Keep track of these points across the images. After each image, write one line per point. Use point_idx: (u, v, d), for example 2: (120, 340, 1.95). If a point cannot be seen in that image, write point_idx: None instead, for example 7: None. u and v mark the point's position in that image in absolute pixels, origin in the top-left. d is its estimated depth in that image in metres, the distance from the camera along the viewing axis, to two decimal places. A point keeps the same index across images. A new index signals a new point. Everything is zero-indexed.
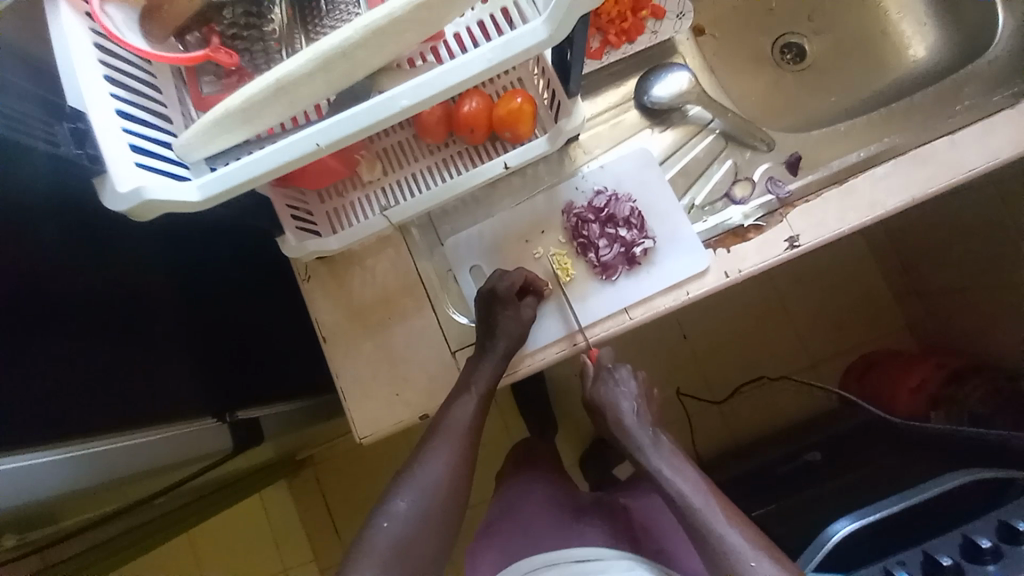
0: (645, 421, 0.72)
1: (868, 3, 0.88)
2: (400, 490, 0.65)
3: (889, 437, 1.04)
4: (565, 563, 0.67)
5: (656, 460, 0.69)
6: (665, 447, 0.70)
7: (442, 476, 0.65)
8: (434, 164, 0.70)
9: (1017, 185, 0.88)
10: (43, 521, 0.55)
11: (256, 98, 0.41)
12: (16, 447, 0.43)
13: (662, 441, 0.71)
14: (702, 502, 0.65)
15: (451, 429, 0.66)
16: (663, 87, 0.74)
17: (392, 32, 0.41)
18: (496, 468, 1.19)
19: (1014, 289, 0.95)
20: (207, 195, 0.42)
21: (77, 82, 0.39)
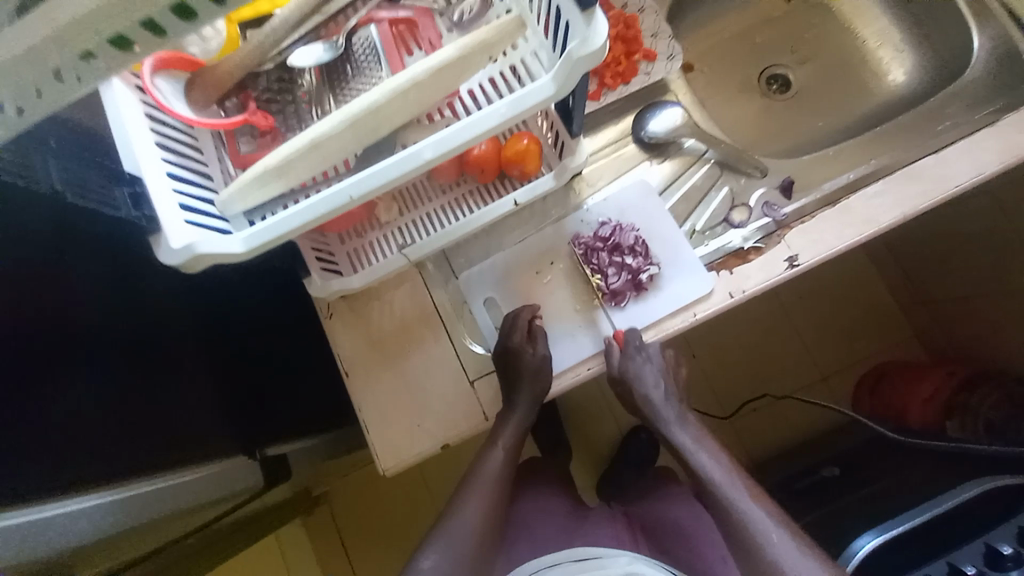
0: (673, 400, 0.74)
1: (845, 33, 0.93)
2: (427, 548, 0.66)
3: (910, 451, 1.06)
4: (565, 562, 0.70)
5: (681, 436, 0.72)
6: (690, 424, 0.74)
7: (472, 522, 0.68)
8: (448, 203, 0.74)
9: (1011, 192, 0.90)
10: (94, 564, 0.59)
11: (292, 156, 0.46)
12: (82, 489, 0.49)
13: (687, 417, 0.74)
14: (727, 482, 0.68)
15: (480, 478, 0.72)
16: (658, 122, 0.79)
17: (414, 91, 0.45)
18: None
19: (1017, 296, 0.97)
20: (250, 246, 0.46)
21: (131, 148, 0.43)
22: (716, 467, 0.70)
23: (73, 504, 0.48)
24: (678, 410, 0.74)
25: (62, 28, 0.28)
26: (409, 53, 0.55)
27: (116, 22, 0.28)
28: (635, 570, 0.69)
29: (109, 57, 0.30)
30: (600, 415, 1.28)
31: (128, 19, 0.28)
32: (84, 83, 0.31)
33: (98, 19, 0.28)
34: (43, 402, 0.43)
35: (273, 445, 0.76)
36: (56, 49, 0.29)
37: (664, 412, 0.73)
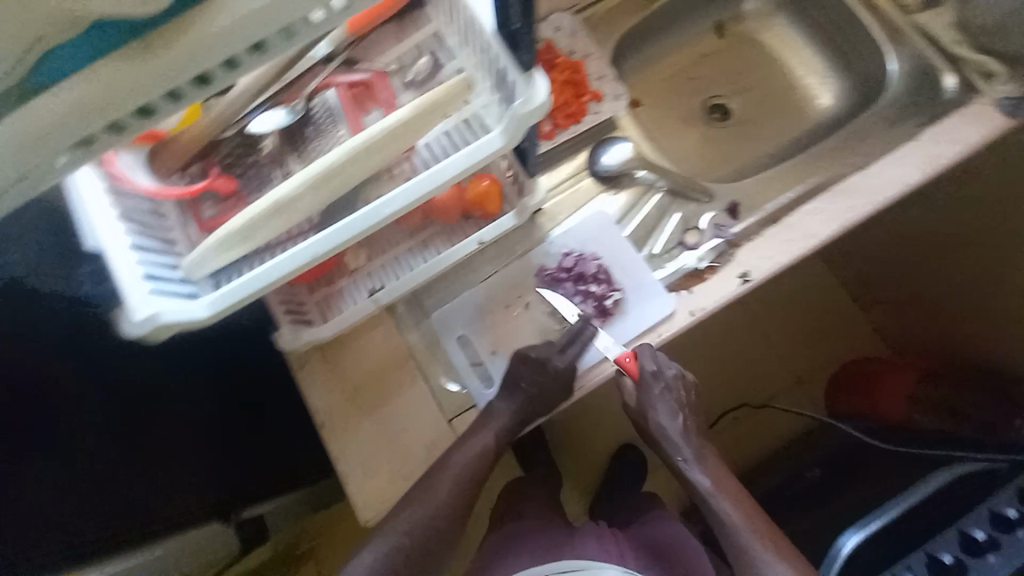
0: (691, 438, 0.80)
1: (775, 61, 1.00)
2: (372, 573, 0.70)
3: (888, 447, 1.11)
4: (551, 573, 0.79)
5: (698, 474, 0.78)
6: (706, 461, 0.79)
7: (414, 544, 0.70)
8: (415, 245, 0.76)
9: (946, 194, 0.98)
10: None
11: (255, 217, 0.47)
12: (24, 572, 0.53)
13: (705, 454, 0.80)
14: (742, 523, 0.73)
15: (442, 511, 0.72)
16: (610, 156, 0.84)
17: (371, 150, 0.48)
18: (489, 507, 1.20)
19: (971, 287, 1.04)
20: (214, 309, 0.46)
21: (95, 224, 0.44)
22: (728, 503, 0.75)
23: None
24: (695, 447, 0.80)
25: (32, 135, 0.29)
26: (368, 112, 0.57)
27: (84, 125, 0.30)
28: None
29: (73, 155, 0.33)
30: (584, 438, 1.29)
31: (96, 122, 0.31)
32: (50, 174, 0.33)
33: (69, 124, 0.30)
34: None
35: (245, 505, 0.77)
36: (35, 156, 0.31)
37: (683, 449, 0.79)
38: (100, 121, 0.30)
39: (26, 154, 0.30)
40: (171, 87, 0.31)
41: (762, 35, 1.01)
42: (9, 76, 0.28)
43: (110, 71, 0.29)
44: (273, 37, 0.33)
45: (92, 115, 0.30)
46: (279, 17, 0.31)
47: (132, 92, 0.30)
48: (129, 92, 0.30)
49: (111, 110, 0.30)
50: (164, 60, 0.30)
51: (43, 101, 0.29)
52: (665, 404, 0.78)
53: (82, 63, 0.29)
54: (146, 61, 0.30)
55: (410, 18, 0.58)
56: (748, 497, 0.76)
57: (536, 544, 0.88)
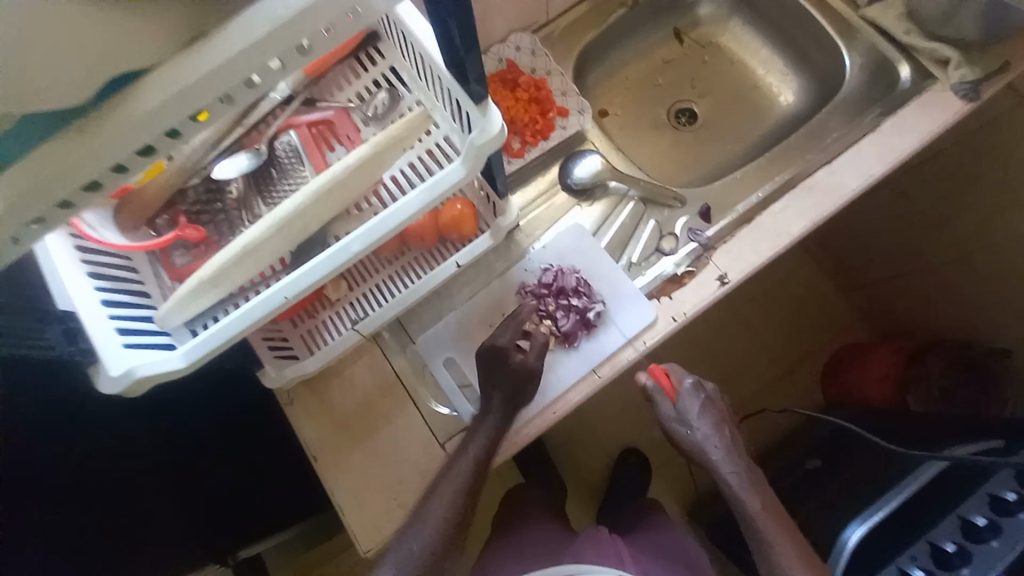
0: (737, 460, 0.75)
1: (735, 62, 1.02)
2: None
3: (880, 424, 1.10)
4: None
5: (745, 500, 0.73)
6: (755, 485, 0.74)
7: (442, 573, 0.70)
8: (394, 272, 0.76)
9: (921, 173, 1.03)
10: None
11: (225, 264, 0.48)
12: None
13: (755, 479, 0.75)
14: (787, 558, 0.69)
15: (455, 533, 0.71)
16: (581, 169, 0.85)
17: (335, 189, 0.49)
18: (492, 513, 1.23)
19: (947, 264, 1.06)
20: (190, 359, 0.46)
21: (62, 287, 0.44)
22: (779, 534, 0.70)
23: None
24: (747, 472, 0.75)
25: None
26: (331, 149, 0.58)
27: (39, 199, 0.33)
28: None
29: (45, 224, 0.35)
30: (584, 448, 1.29)
31: (50, 197, 0.33)
32: (18, 244, 0.35)
33: (25, 201, 0.32)
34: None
35: (244, 546, 0.74)
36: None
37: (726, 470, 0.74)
38: (49, 201, 0.33)
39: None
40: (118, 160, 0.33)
41: (719, 39, 1.03)
42: None
43: (55, 151, 0.32)
44: (213, 104, 0.34)
45: (45, 190, 0.32)
46: (209, 87, 0.32)
47: (76, 168, 0.32)
48: (74, 169, 0.32)
49: (59, 186, 0.32)
50: (104, 136, 0.32)
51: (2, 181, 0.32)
52: (708, 424, 0.75)
53: (31, 143, 0.32)
54: (85, 139, 0.32)
55: (365, 55, 0.60)
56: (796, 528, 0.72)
57: (539, 550, 0.89)
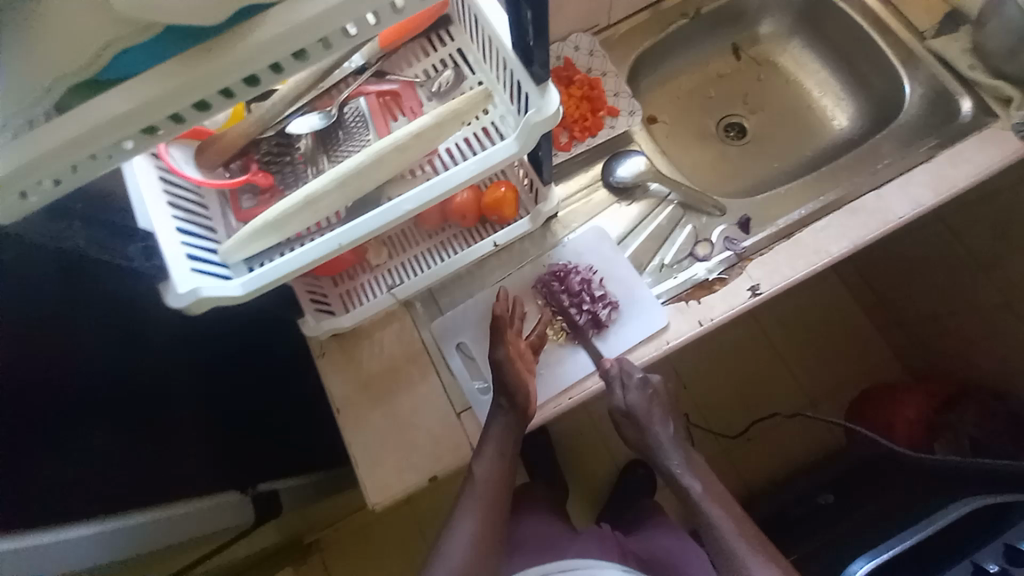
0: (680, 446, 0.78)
1: (791, 82, 1.02)
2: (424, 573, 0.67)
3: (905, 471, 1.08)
4: (555, 573, 0.79)
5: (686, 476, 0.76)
6: (696, 462, 0.78)
7: (463, 533, 0.68)
8: (433, 246, 0.80)
9: (963, 220, 0.99)
10: None
11: (288, 210, 0.52)
12: (81, 516, 0.51)
13: (694, 458, 0.79)
14: (725, 523, 0.72)
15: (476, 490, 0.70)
16: (625, 168, 0.87)
17: (395, 152, 0.52)
18: None
19: (989, 313, 1.02)
20: (247, 289, 0.51)
21: (144, 211, 0.49)
22: (717, 502, 0.74)
23: (65, 534, 0.49)
24: (687, 456, 0.78)
25: (102, 127, 0.33)
26: (394, 119, 0.63)
27: (148, 117, 0.34)
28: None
29: (136, 142, 0.36)
30: (591, 452, 1.30)
31: (141, 124, 0.34)
32: (114, 159, 0.37)
33: (133, 117, 0.34)
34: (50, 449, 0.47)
35: (264, 480, 0.77)
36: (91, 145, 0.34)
37: (672, 455, 0.77)
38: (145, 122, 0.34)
39: (96, 142, 0.34)
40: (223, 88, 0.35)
41: (778, 57, 1.03)
42: (86, 71, 0.32)
43: (168, 72, 0.33)
44: (313, 46, 0.36)
45: (154, 110, 0.34)
46: (317, 28, 0.34)
47: (187, 92, 0.34)
48: (184, 91, 0.34)
49: (168, 108, 0.34)
50: (215, 64, 0.33)
51: (114, 95, 0.33)
52: (653, 415, 0.77)
53: (147, 64, 0.33)
54: (200, 64, 0.33)
55: (435, 37, 0.64)
56: (734, 503, 0.75)
57: (538, 545, 0.89)
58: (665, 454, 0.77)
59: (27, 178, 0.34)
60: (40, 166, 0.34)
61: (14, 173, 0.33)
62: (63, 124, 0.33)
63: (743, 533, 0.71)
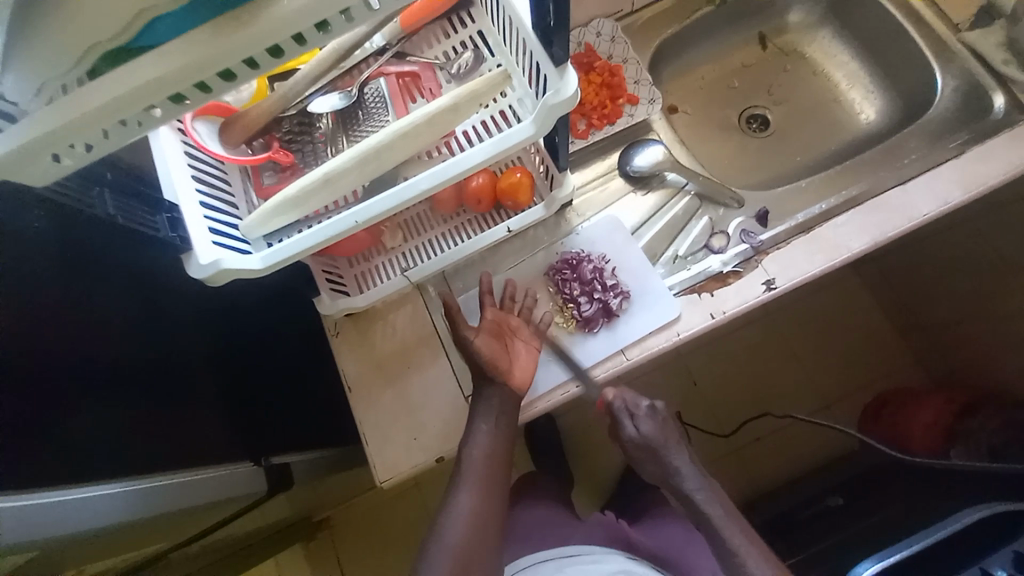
0: (696, 472, 0.81)
1: (818, 74, 0.99)
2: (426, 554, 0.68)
3: (920, 478, 1.06)
4: (562, 556, 0.81)
5: (698, 494, 0.79)
6: (711, 487, 0.81)
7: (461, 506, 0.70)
8: (447, 231, 0.81)
9: (992, 221, 0.95)
10: (121, 549, 0.64)
11: (308, 186, 0.53)
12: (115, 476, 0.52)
13: (711, 481, 0.81)
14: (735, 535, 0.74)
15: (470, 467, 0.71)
16: (641, 159, 0.86)
17: (413, 132, 0.53)
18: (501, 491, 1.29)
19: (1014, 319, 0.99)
20: (267, 264, 0.52)
21: (171, 183, 0.51)
22: (722, 510, 0.77)
23: (91, 490, 0.49)
24: (705, 481, 0.81)
25: (132, 92, 0.34)
26: (413, 100, 0.63)
27: (175, 84, 0.35)
28: (627, 566, 0.79)
29: (164, 109, 0.37)
30: (597, 443, 1.31)
31: (166, 92, 0.35)
32: (144, 126, 0.38)
33: (161, 85, 0.34)
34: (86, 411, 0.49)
35: (277, 453, 0.77)
36: (118, 111, 0.35)
37: (688, 481, 0.80)
38: (172, 89, 0.35)
39: (126, 107, 0.35)
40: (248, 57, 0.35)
41: (806, 48, 1.00)
42: (120, 37, 0.33)
43: (195, 40, 0.34)
44: (336, 18, 0.36)
45: (182, 79, 0.35)
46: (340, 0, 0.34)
47: (213, 60, 0.34)
48: (210, 60, 0.34)
49: (194, 76, 0.35)
50: (241, 33, 0.34)
51: (142, 62, 0.34)
52: (670, 443, 0.82)
53: (176, 32, 0.34)
54: (226, 33, 0.34)
55: (456, 18, 0.64)
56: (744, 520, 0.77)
57: (542, 536, 0.91)
58: (681, 478, 0.81)
59: (61, 141, 0.35)
60: (74, 130, 0.35)
61: (50, 136, 0.35)
62: (96, 90, 0.34)
63: (753, 546, 0.74)
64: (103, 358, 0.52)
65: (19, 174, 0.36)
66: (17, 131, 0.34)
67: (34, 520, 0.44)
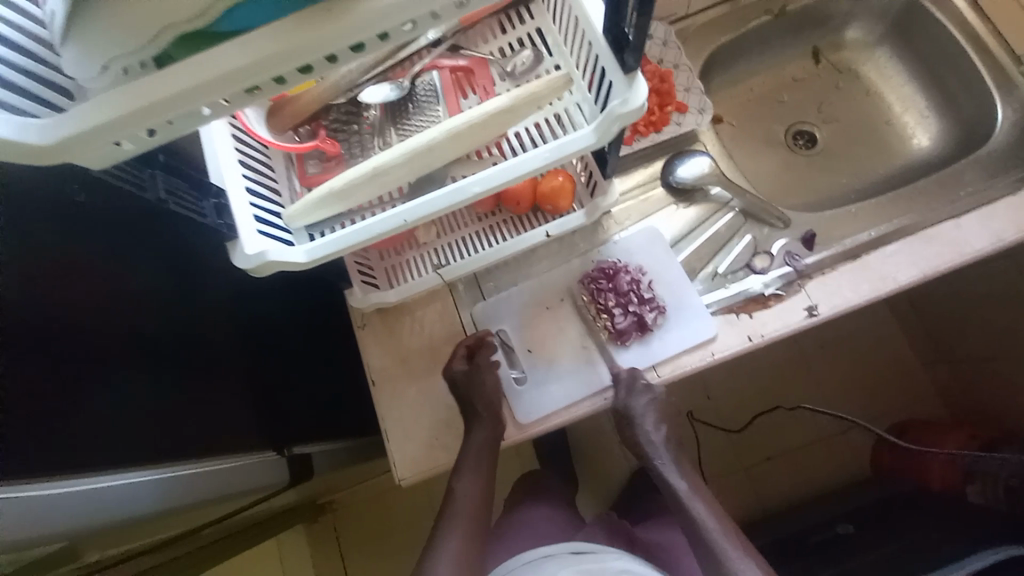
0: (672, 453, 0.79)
1: (871, 94, 0.96)
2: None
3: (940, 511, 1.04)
4: (562, 554, 0.79)
5: (678, 482, 0.77)
6: (687, 471, 0.79)
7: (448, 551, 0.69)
8: (482, 229, 0.79)
9: None
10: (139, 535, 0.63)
11: (355, 180, 0.51)
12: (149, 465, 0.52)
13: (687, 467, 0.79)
14: (718, 531, 0.72)
15: (456, 511, 0.72)
16: (686, 169, 0.83)
17: (468, 133, 0.51)
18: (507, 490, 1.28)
19: None
20: (312, 258, 0.50)
21: (218, 167, 0.50)
22: (706, 508, 0.74)
23: (119, 478, 0.49)
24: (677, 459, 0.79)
25: (209, 82, 0.32)
26: (465, 96, 0.62)
27: (254, 78, 0.33)
28: (625, 565, 0.78)
29: (234, 100, 0.36)
30: (606, 450, 1.29)
31: (243, 84, 0.33)
32: (212, 117, 0.36)
33: (240, 76, 0.33)
34: (124, 393, 0.48)
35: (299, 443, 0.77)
36: (190, 100, 0.33)
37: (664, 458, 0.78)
38: (250, 82, 0.33)
39: (200, 97, 0.33)
40: (329, 53, 0.34)
41: (861, 66, 0.97)
42: (199, 21, 0.31)
43: (280, 31, 0.32)
44: (424, 18, 0.35)
45: (262, 71, 0.33)
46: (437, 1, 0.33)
47: (297, 54, 0.33)
48: (292, 53, 0.33)
49: (276, 69, 0.33)
50: (330, 27, 0.32)
51: (223, 51, 0.32)
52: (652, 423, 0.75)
53: (261, 22, 0.32)
54: (316, 26, 0.32)
55: (515, 13, 0.61)
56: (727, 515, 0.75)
57: (547, 531, 0.90)
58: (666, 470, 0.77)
59: (129, 127, 0.34)
60: (143, 116, 0.33)
61: (119, 121, 0.33)
62: (170, 76, 0.32)
63: (726, 531, 0.73)
64: (143, 339, 0.51)
65: (79, 157, 0.35)
66: (84, 114, 0.33)
67: (62, 509, 0.44)
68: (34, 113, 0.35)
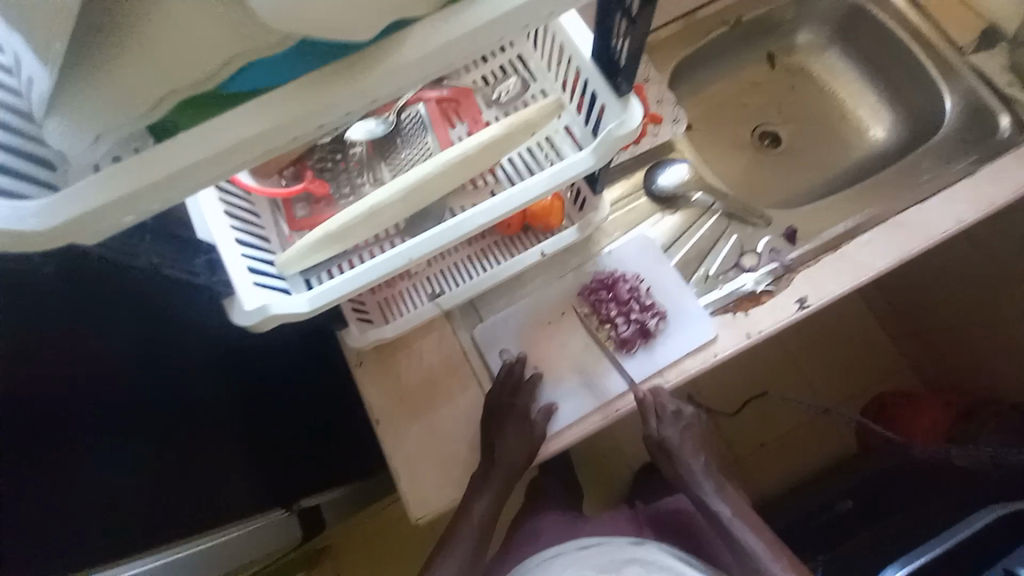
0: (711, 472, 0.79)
1: (826, 92, 1.02)
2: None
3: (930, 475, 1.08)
4: (570, 551, 0.80)
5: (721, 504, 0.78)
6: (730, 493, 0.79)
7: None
8: (473, 253, 0.78)
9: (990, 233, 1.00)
10: None
11: (351, 221, 0.49)
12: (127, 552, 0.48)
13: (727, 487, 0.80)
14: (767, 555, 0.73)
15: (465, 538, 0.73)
16: (667, 176, 0.87)
17: (464, 163, 0.50)
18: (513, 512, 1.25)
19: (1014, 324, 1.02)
20: (314, 305, 0.48)
21: (203, 221, 0.47)
22: (757, 537, 0.75)
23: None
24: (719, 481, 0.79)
25: (222, 151, 0.31)
26: (452, 126, 0.61)
27: (269, 143, 0.32)
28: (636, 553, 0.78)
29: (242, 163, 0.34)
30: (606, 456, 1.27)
31: (257, 151, 0.32)
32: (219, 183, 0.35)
33: (256, 142, 0.32)
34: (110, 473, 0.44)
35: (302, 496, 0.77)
36: (201, 171, 0.32)
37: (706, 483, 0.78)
38: (265, 147, 0.32)
39: (213, 168, 0.32)
40: (347, 110, 0.33)
41: (813, 66, 1.02)
42: (203, 84, 0.30)
43: (300, 91, 0.32)
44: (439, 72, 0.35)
45: (279, 135, 0.32)
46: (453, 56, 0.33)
47: (313, 117, 0.32)
48: (312, 113, 0.32)
49: (293, 132, 0.32)
50: (348, 83, 0.32)
51: (235, 119, 0.31)
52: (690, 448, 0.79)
53: (272, 82, 0.31)
54: (333, 87, 0.32)
55: None
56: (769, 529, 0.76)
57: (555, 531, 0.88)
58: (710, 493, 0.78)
59: (143, 202, 0.32)
60: (150, 193, 0.32)
61: (127, 200, 0.31)
62: (178, 147, 0.31)
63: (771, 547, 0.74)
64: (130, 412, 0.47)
65: (87, 239, 0.32)
66: (84, 194, 0.31)
67: None
68: (30, 195, 0.35)
